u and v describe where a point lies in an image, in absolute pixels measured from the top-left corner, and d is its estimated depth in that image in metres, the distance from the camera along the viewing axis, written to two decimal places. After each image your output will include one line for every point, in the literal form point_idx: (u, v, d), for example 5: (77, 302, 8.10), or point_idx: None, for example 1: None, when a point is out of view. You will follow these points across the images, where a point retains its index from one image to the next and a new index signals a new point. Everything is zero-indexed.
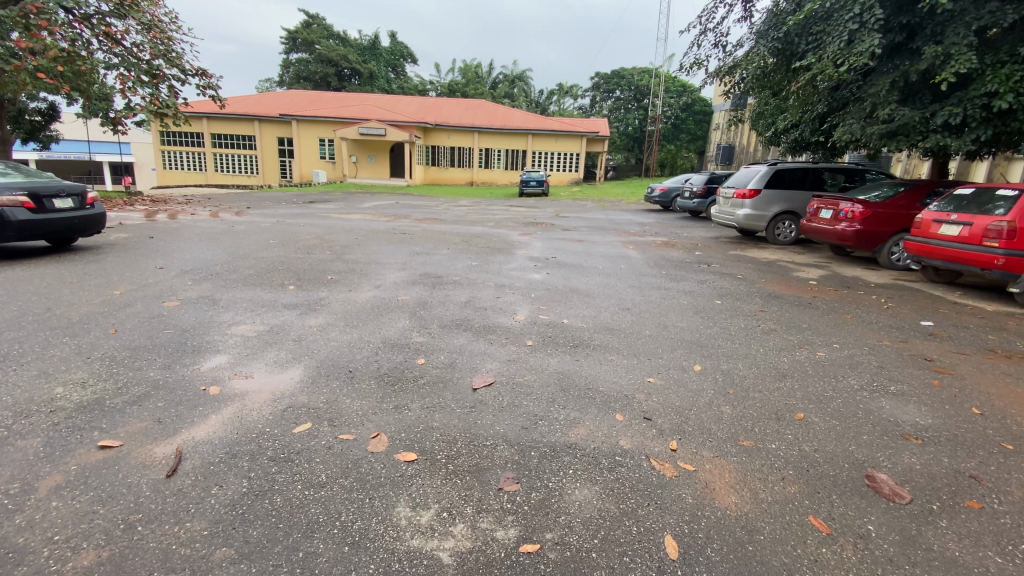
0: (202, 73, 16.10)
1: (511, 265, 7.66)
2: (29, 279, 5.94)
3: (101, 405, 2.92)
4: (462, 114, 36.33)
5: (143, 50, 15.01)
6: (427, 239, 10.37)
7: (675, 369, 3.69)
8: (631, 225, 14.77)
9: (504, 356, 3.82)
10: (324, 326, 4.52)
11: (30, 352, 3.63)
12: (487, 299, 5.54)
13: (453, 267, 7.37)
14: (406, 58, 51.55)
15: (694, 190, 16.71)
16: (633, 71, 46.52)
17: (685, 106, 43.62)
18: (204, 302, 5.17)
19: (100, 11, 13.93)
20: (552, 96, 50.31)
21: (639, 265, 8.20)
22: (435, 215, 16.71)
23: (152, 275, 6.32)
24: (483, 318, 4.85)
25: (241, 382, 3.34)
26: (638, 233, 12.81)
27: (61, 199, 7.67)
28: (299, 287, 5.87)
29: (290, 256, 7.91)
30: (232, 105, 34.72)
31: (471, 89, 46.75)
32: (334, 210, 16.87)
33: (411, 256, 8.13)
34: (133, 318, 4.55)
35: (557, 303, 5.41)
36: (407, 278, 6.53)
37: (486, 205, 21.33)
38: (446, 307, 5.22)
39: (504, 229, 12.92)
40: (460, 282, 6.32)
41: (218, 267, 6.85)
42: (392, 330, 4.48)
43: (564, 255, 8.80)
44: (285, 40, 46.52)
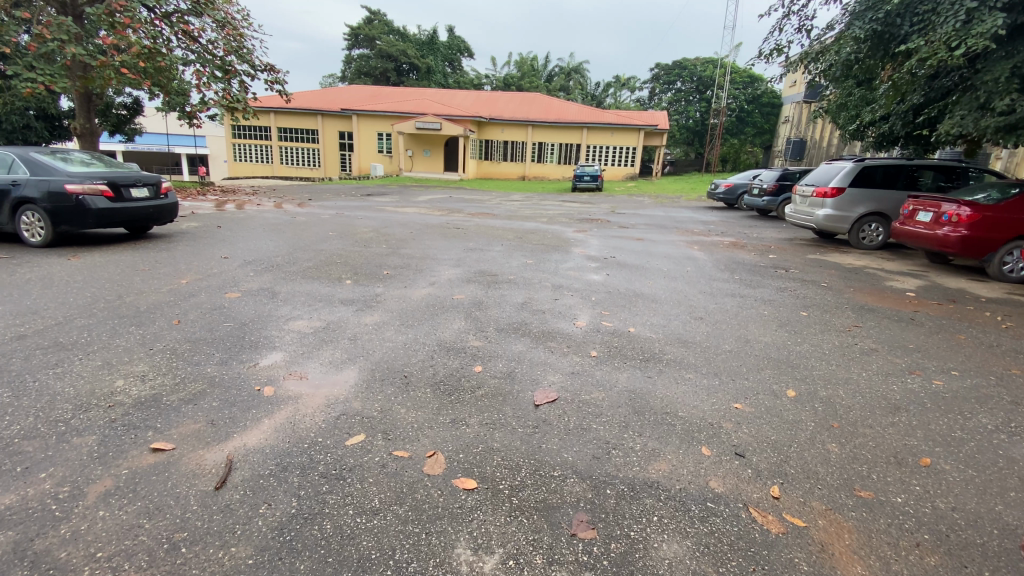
0: (270, 68, 16.70)
1: (568, 263, 7.32)
2: (107, 265, 6.21)
3: (158, 402, 2.85)
4: (516, 107, 36.08)
5: (217, 46, 15.73)
6: (481, 235, 10.18)
7: (764, 395, 3.26)
8: (694, 223, 14.00)
9: (567, 368, 3.49)
10: (379, 324, 4.37)
11: (97, 342, 3.70)
12: (545, 301, 5.24)
13: (509, 264, 7.11)
14: (463, 52, 51.97)
15: (763, 188, 15.63)
16: (696, 62, 44.69)
17: (751, 97, 41.41)
18: (264, 294, 5.18)
19: (179, 10, 14.80)
20: (609, 88, 49.13)
21: (706, 267, 7.60)
22: (489, 209, 16.57)
23: (216, 264, 6.47)
24: (543, 322, 4.54)
25: (295, 384, 3.21)
26: (703, 233, 12.06)
27: (137, 189, 8.04)
28: (355, 282, 5.79)
29: (348, 249, 7.93)
30: (298, 99, 36.16)
31: (526, 82, 46.43)
32: (390, 203, 17.11)
33: (465, 252, 7.96)
34: (196, 309, 4.59)
35: (622, 308, 5.02)
36: (462, 275, 6.34)
37: (539, 200, 21.00)
38: (503, 308, 4.96)
39: (559, 225, 12.56)
40: (516, 281, 6.06)
41: (277, 259, 6.93)
42: (448, 331, 4.26)
43: (623, 255, 8.33)
44: (348, 37, 47.99)
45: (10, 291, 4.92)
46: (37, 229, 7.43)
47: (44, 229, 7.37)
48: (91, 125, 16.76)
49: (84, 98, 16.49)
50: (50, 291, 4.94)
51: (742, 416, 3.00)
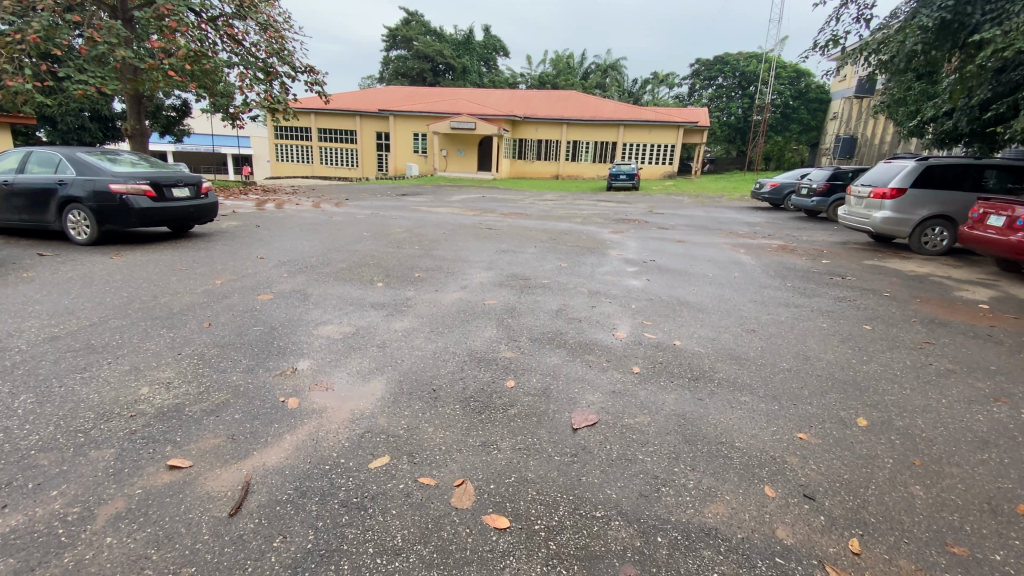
0: (310, 70, 16.99)
1: (605, 267, 7.01)
2: (147, 265, 6.32)
3: (180, 413, 2.76)
4: (551, 106, 35.72)
5: (259, 49, 16.10)
6: (515, 236, 9.97)
7: (831, 424, 2.91)
8: (737, 225, 13.37)
9: (608, 386, 3.21)
10: (408, 330, 4.19)
11: (128, 345, 3.70)
12: (582, 308, 4.97)
13: (543, 267, 6.87)
14: (498, 51, 52.00)
15: (813, 188, 14.83)
16: (739, 57, 43.23)
17: (797, 93, 39.71)
18: (295, 296, 5.12)
19: (225, 14, 15.23)
20: (646, 85, 48.08)
21: (755, 273, 7.14)
22: (522, 209, 16.37)
23: (251, 264, 6.50)
24: (580, 332, 4.27)
25: (321, 395, 3.05)
26: (747, 235, 11.46)
27: (179, 189, 8.22)
28: (386, 285, 5.67)
29: (380, 250, 7.86)
30: (337, 100, 36.92)
31: (562, 80, 45.95)
32: (425, 202, 17.14)
33: (498, 254, 7.77)
34: (228, 312, 4.56)
35: (664, 319, 4.70)
36: (495, 278, 6.13)
37: (574, 199, 20.61)
38: (538, 315, 4.72)
39: (594, 226, 12.21)
40: (551, 286, 5.80)
41: (311, 259, 6.91)
42: (479, 339, 4.04)
43: (664, 259, 7.95)
44: (386, 38, 48.73)
45: (54, 291, 5.04)
46: (83, 228, 7.68)
47: (91, 227, 7.61)
48: (141, 126, 17.47)
49: (135, 100, 17.21)
50: (91, 291, 5.03)
51: (809, 450, 2.65)
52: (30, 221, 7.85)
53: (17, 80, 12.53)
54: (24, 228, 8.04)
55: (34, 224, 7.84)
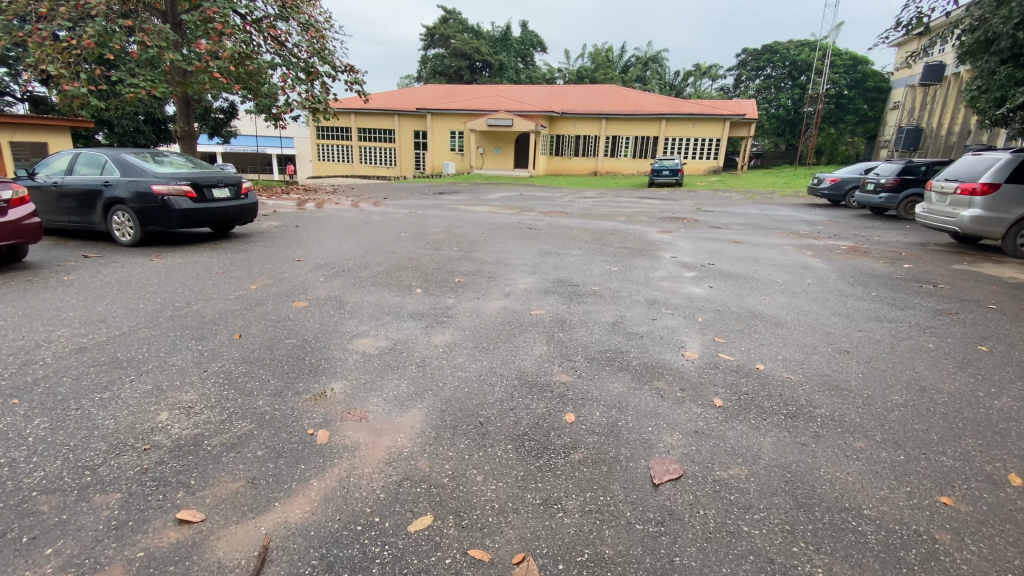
0: (349, 69, 16.96)
1: (660, 272, 6.42)
2: (185, 268, 6.19)
3: (197, 447, 2.44)
4: (590, 101, 34.90)
5: (301, 49, 16.16)
6: (557, 236, 9.48)
7: (981, 487, 2.31)
8: (797, 224, 12.40)
9: (687, 425, 2.72)
10: (452, 345, 3.79)
11: (153, 359, 3.45)
12: (641, 321, 4.44)
13: (592, 272, 6.35)
14: (536, 47, 51.41)
15: (881, 183, 13.65)
16: (789, 46, 41.15)
17: (853, 82, 37.42)
18: (330, 304, 4.80)
19: (268, 15, 15.33)
20: (689, 77, 46.39)
21: (831, 281, 6.39)
22: (562, 207, 15.84)
23: (289, 267, 6.28)
24: (644, 351, 3.76)
25: (353, 425, 2.67)
26: (810, 236, 10.55)
27: (219, 189, 8.14)
28: (425, 291, 5.30)
29: (418, 252, 7.55)
30: (376, 100, 37.27)
31: (601, 74, 44.87)
32: (462, 201, 16.86)
33: (542, 256, 7.29)
34: (259, 321, 4.27)
35: (739, 337, 4.14)
36: (540, 285, 5.66)
37: (615, 197, 19.87)
38: (594, 328, 4.23)
39: (640, 225, 11.55)
40: (603, 294, 5.29)
41: (349, 262, 6.64)
42: (530, 357, 3.59)
43: (722, 263, 7.28)
44: (425, 37, 48.94)
45: (91, 296, 4.91)
46: (127, 229, 7.68)
47: (134, 228, 7.60)
48: (189, 128, 17.86)
49: (184, 103, 17.62)
50: (126, 297, 4.88)
51: (961, 522, 2.09)
52: (79, 222, 7.94)
53: (73, 85, 12.92)
54: (73, 228, 8.13)
55: (82, 225, 7.93)
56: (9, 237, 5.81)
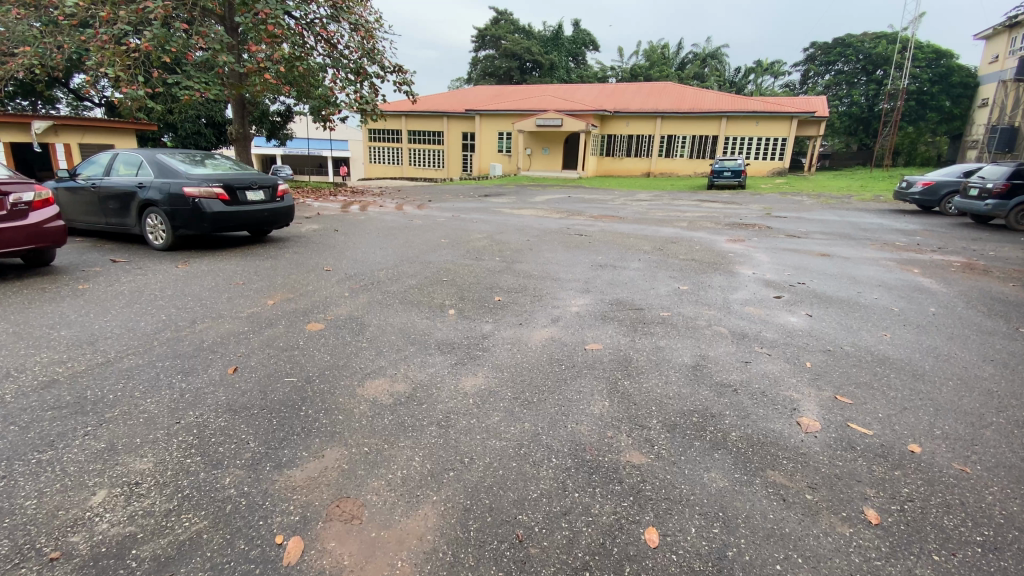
0: (398, 69, 16.62)
1: (741, 294, 5.36)
2: (205, 276, 5.73)
3: (118, 565, 1.75)
4: (643, 99, 33.41)
5: (351, 49, 15.92)
6: (611, 244, 8.52)
7: None
8: (888, 233, 10.84)
9: (834, 565, 1.80)
10: (487, 392, 2.96)
11: (125, 402, 2.85)
12: (730, 366, 3.47)
13: (656, 290, 5.37)
14: (588, 46, 50.25)
15: (987, 188, 11.69)
16: (864, 38, 38.01)
17: (939, 76, 34.02)
18: (351, 326, 4.11)
19: (319, 15, 15.16)
20: (751, 74, 43.86)
21: (958, 309, 5.15)
22: (614, 211, 14.80)
23: (316, 278, 5.70)
24: (744, 419, 2.81)
25: (342, 532, 1.89)
26: (910, 249, 9.04)
27: (253, 191, 7.71)
28: (459, 313, 4.52)
29: (458, 261, 6.85)
30: (426, 102, 37.30)
31: (655, 72, 43.12)
32: (507, 203, 16.16)
33: (595, 270, 6.40)
34: (263, 349, 3.60)
35: (872, 402, 3.09)
36: (596, 306, 4.77)
37: (672, 200, 18.56)
38: (668, 374, 3.30)
39: (704, 232, 10.41)
40: (675, 322, 4.32)
41: (380, 273, 6.00)
42: (587, 419, 2.70)
43: (813, 283, 6.12)
44: (476, 39, 48.82)
45: (96, 309, 4.46)
46: (160, 232, 7.39)
47: (166, 231, 7.29)
48: (245, 131, 17.95)
49: (240, 105, 17.69)
50: (132, 311, 4.38)
51: None
52: (117, 224, 7.76)
53: (131, 88, 13.13)
54: (111, 230, 7.97)
55: (120, 228, 7.73)
56: (27, 242, 5.50)
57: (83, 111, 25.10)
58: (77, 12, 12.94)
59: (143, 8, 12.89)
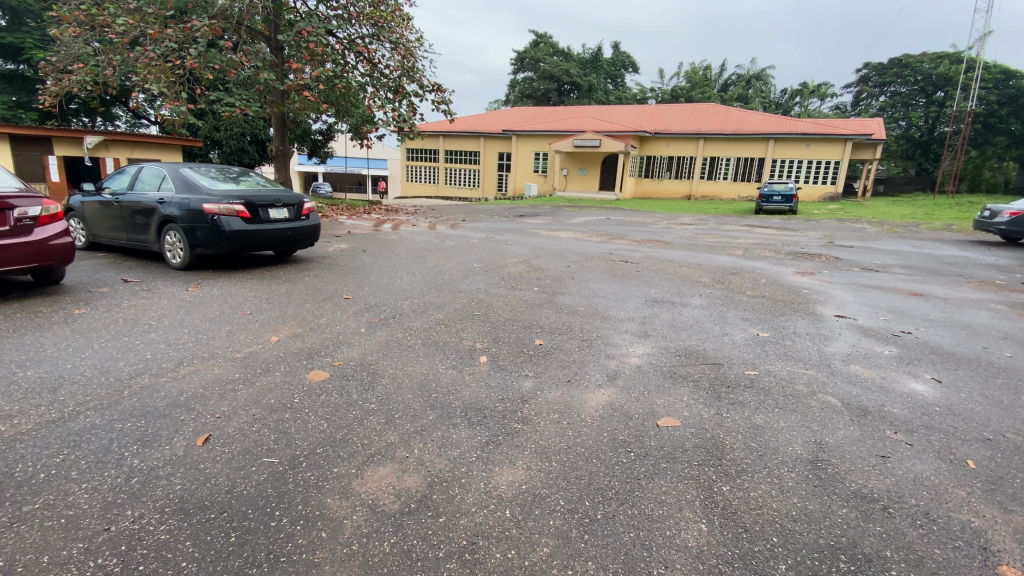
0: (436, 88, 16.27)
1: (839, 347, 4.34)
2: (213, 302, 5.14)
3: None
4: (685, 121, 32.36)
5: (391, 68, 15.64)
6: (663, 274, 7.59)
7: None
8: (980, 268, 9.47)
9: None
10: (530, 498, 2.13)
11: (56, 488, 2.14)
12: (864, 464, 2.53)
13: (733, 338, 4.42)
14: (627, 68, 49.74)
15: None
16: (923, 58, 35.87)
17: (1010, 97, 31.59)
18: (364, 374, 3.37)
19: (360, 34, 14.98)
20: (798, 96, 42.21)
21: None
22: (658, 235, 13.82)
23: (332, 308, 5.04)
24: (918, 570, 1.85)
25: None
26: (1014, 288, 7.72)
27: (276, 209, 7.21)
28: (493, 361, 3.70)
29: (491, 290, 6.08)
30: (464, 122, 37.41)
31: (697, 93, 42.02)
32: (543, 225, 15.39)
33: (650, 306, 5.51)
34: (247, 408, 2.86)
35: None
36: (660, 359, 3.87)
37: (719, 224, 17.38)
38: (781, 475, 2.38)
39: (766, 262, 9.35)
40: (766, 387, 3.39)
41: (403, 303, 5.28)
42: (679, 561, 1.84)
43: (920, 332, 5.05)
44: (514, 61, 48.99)
45: (82, 341, 3.88)
46: (178, 250, 6.95)
47: (184, 250, 6.84)
48: (284, 147, 17.70)
49: (280, 122, 17.39)
50: (117, 346, 3.77)
51: None
52: (136, 240, 7.39)
53: (174, 104, 13.02)
54: (132, 247, 7.61)
55: (141, 244, 7.36)
56: (31, 259, 5.05)
57: (137, 128, 26.00)
58: (126, 29, 13.02)
59: (190, 26, 12.87)
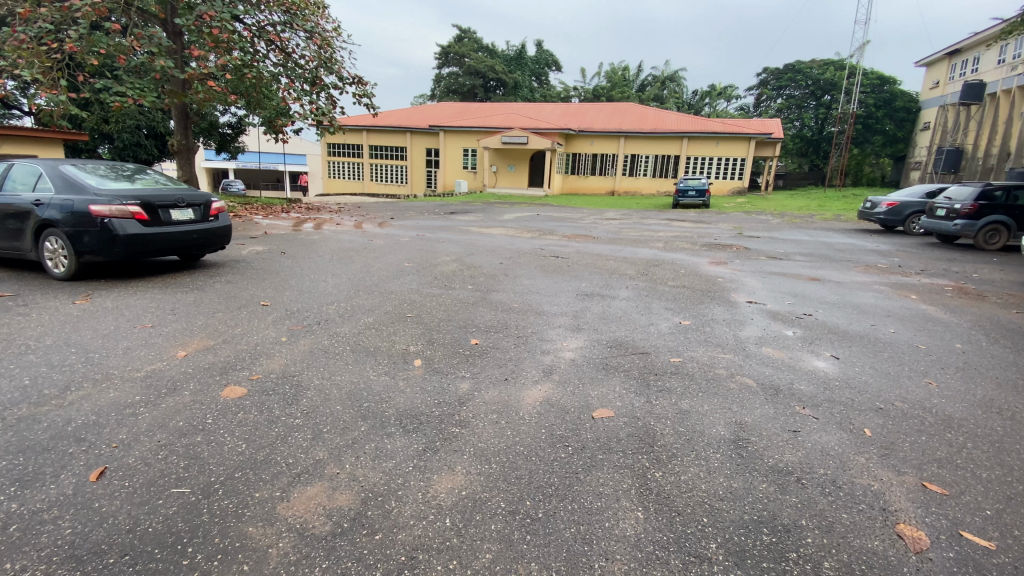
0: (357, 81, 15.62)
1: (751, 331, 4.66)
2: (107, 315, 4.60)
3: None
4: (607, 119, 33.55)
5: (307, 58, 14.78)
6: (593, 268, 7.80)
7: None
8: (865, 254, 10.61)
9: None
10: (470, 504, 2.08)
11: None
12: (778, 438, 2.75)
13: (658, 328, 4.63)
14: (550, 66, 50.64)
15: (954, 209, 11.07)
16: (813, 64, 39.49)
17: (884, 100, 35.58)
18: (286, 387, 3.15)
19: (271, 21, 14.01)
20: (708, 97, 45.09)
21: (983, 345, 4.66)
22: (587, 230, 14.20)
23: (250, 316, 4.68)
24: (831, 536, 2.02)
25: None
26: (894, 271, 8.71)
27: (179, 210, 6.57)
28: (427, 365, 3.59)
29: (423, 290, 5.93)
30: (389, 117, 36.28)
31: (616, 92, 43.67)
32: (474, 221, 15.28)
33: (581, 300, 5.62)
34: (150, 435, 2.56)
35: (969, 493, 2.34)
36: (593, 352, 3.95)
37: (643, 218, 18.18)
38: (707, 457, 2.51)
39: (684, 253, 9.94)
40: (690, 372, 3.58)
41: (328, 308, 5.01)
42: (620, 548, 1.89)
43: (819, 314, 5.56)
44: (439, 56, 48.19)
45: None
46: (61, 258, 6.15)
47: (68, 258, 6.06)
48: (188, 142, 16.20)
49: (183, 114, 15.92)
50: None
51: None
52: (8, 247, 6.44)
53: (52, 92, 11.46)
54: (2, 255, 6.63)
55: (13, 252, 6.42)
56: None
57: (7, 119, 22.78)
58: None
59: (68, 5, 11.36)
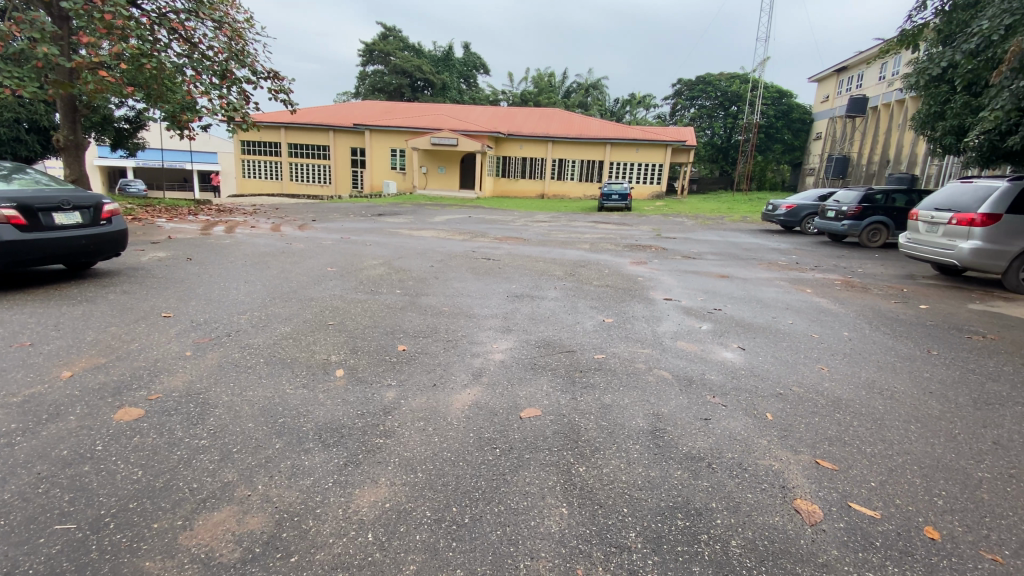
0: (273, 76, 14.76)
1: (668, 327, 4.94)
2: None
3: None
4: (535, 123, 34.18)
5: (216, 49, 13.74)
6: (522, 270, 7.89)
7: None
8: (769, 252, 11.61)
9: None
10: (394, 516, 2.03)
11: None
12: (691, 427, 2.93)
13: (584, 326, 4.77)
14: (478, 69, 50.72)
15: (842, 210, 12.46)
16: (721, 77, 42.59)
17: (782, 112, 39.12)
18: (191, 405, 2.90)
19: (173, 8, 12.89)
20: (629, 105, 47.25)
21: (864, 332, 5.24)
22: (516, 232, 14.34)
23: (149, 329, 4.26)
24: (738, 515, 2.18)
25: None
26: (793, 268, 9.60)
27: (63, 214, 5.85)
28: (350, 374, 3.46)
29: (347, 296, 5.71)
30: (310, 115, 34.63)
31: (543, 98, 44.59)
32: (402, 224, 14.93)
33: (510, 302, 5.66)
34: (24, 469, 2.25)
35: (855, 466, 2.62)
36: (520, 353, 3.99)
37: (570, 221, 18.68)
38: (627, 449, 2.62)
39: (608, 254, 10.34)
40: (613, 368, 3.72)
41: (241, 318, 4.69)
42: (545, 544, 1.93)
43: (729, 308, 6.00)
44: (363, 53, 46.72)
45: None
46: None
47: None
48: (75, 137, 14.51)
49: (67, 105, 14.22)
50: None
51: None
52: None
53: None
54: None
55: None
56: None
57: None
58: None
59: None
